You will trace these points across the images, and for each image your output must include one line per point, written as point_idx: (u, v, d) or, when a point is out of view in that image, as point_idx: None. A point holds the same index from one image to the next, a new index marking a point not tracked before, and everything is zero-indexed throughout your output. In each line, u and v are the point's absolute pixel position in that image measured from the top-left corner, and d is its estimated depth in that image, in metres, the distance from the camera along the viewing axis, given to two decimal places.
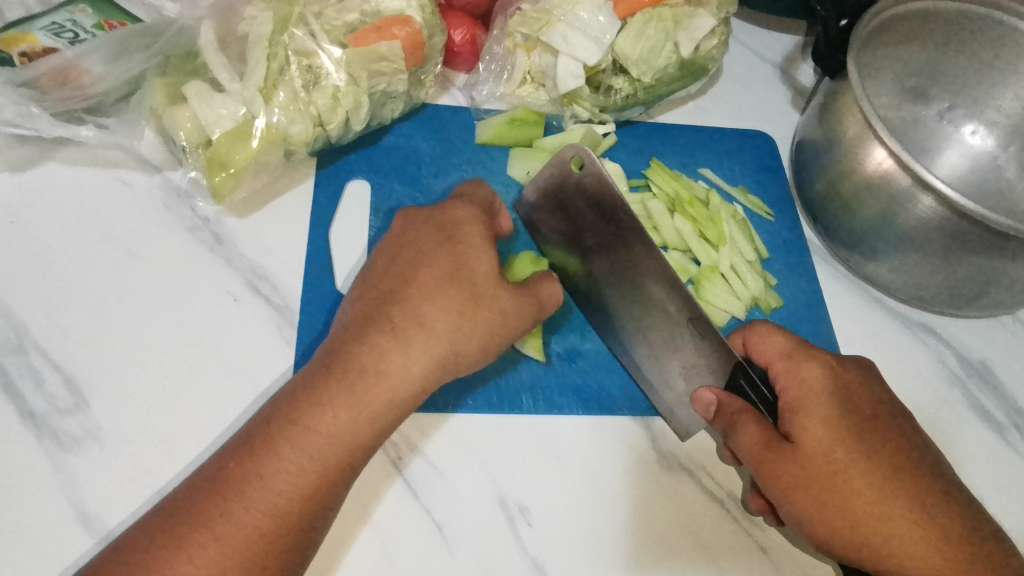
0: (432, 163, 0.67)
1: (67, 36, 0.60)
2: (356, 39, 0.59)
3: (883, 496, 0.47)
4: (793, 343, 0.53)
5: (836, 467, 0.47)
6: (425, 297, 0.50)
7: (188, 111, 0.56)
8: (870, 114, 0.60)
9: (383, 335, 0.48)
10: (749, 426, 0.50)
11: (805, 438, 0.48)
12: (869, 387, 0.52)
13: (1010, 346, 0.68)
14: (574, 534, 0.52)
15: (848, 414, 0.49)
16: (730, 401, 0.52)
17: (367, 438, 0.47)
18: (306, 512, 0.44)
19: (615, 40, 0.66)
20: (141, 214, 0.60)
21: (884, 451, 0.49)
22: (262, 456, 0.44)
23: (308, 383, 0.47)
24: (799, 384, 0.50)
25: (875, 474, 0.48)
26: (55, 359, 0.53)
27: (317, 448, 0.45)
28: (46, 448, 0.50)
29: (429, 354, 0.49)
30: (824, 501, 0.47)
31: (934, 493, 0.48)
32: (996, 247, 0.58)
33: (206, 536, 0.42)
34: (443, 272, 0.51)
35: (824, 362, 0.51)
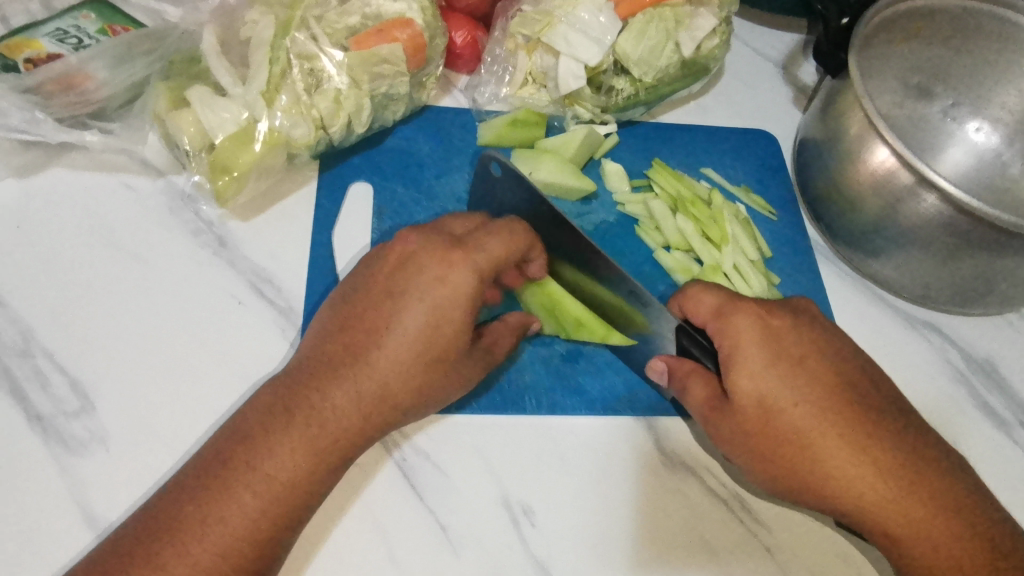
0: (434, 165, 0.68)
1: (72, 41, 0.60)
2: (356, 42, 0.60)
3: (821, 437, 0.48)
4: (722, 299, 0.52)
5: (772, 417, 0.48)
6: (376, 318, 0.48)
7: (191, 116, 0.56)
8: (872, 113, 0.60)
9: (330, 377, 0.47)
10: (698, 384, 0.52)
11: (738, 394, 0.49)
12: (801, 329, 0.51)
13: (1017, 343, 0.68)
14: (577, 534, 0.52)
15: (779, 360, 0.49)
16: (679, 364, 0.54)
17: (314, 473, 0.46)
18: (280, 511, 0.45)
19: (616, 40, 0.66)
20: (145, 218, 0.60)
21: (819, 394, 0.49)
22: (220, 484, 0.44)
23: (258, 422, 0.46)
24: (731, 339, 0.50)
25: (811, 417, 0.48)
26: (61, 362, 0.53)
27: (265, 472, 0.44)
28: (52, 451, 0.50)
29: (376, 391, 0.47)
30: (762, 451, 0.49)
31: (870, 427, 0.49)
32: (1000, 244, 0.58)
33: (165, 555, 0.42)
34: (389, 310, 0.49)
35: (752, 312, 0.51)
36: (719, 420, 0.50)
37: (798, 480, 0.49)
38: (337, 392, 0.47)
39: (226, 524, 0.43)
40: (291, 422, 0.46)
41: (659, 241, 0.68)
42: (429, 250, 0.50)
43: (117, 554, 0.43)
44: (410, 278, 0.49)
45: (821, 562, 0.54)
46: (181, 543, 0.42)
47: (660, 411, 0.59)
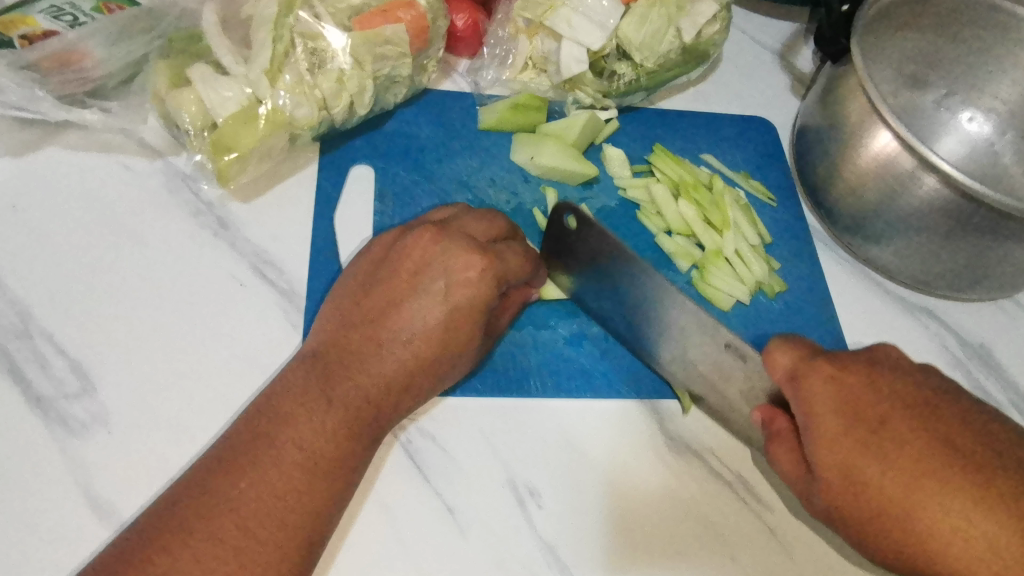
0: (435, 149, 0.67)
1: (68, 19, 0.58)
2: (361, 22, 0.59)
3: (924, 514, 0.41)
4: (795, 360, 0.47)
5: (862, 492, 0.43)
6: (399, 304, 0.50)
7: (193, 94, 0.56)
8: (876, 98, 0.60)
9: (348, 355, 0.49)
10: (784, 452, 0.48)
11: (818, 467, 0.44)
12: (879, 385, 0.45)
13: (1011, 329, 0.69)
14: (584, 517, 0.52)
15: (855, 424, 0.44)
16: (771, 419, 0.50)
17: (342, 452, 0.46)
18: (304, 501, 0.43)
19: (619, 24, 0.66)
20: (143, 199, 0.59)
21: (915, 460, 0.42)
22: (243, 467, 0.43)
23: (271, 407, 0.46)
24: (805, 407, 0.45)
25: (904, 491, 0.42)
26: (60, 342, 0.52)
27: (308, 446, 0.45)
28: (53, 432, 0.49)
29: (397, 358, 0.49)
30: (860, 530, 0.43)
31: (985, 497, 0.40)
32: (998, 228, 0.59)
33: (221, 527, 0.41)
34: (406, 280, 0.51)
35: (824, 373, 0.46)
36: (809, 493, 0.47)
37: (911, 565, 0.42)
38: (368, 374, 0.48)
39: (276, 495, 0.43)
40: (325, 401, 0.47)
41: (660, 226, 0.68)
42: (456, 246, 0.52)
43: (164, 528, 0.41)
44: (438, 266, 0.51)
45: (824, 543, 0.55)
46: (229, 514, 0.41)
47: (664, 395, 0.59)
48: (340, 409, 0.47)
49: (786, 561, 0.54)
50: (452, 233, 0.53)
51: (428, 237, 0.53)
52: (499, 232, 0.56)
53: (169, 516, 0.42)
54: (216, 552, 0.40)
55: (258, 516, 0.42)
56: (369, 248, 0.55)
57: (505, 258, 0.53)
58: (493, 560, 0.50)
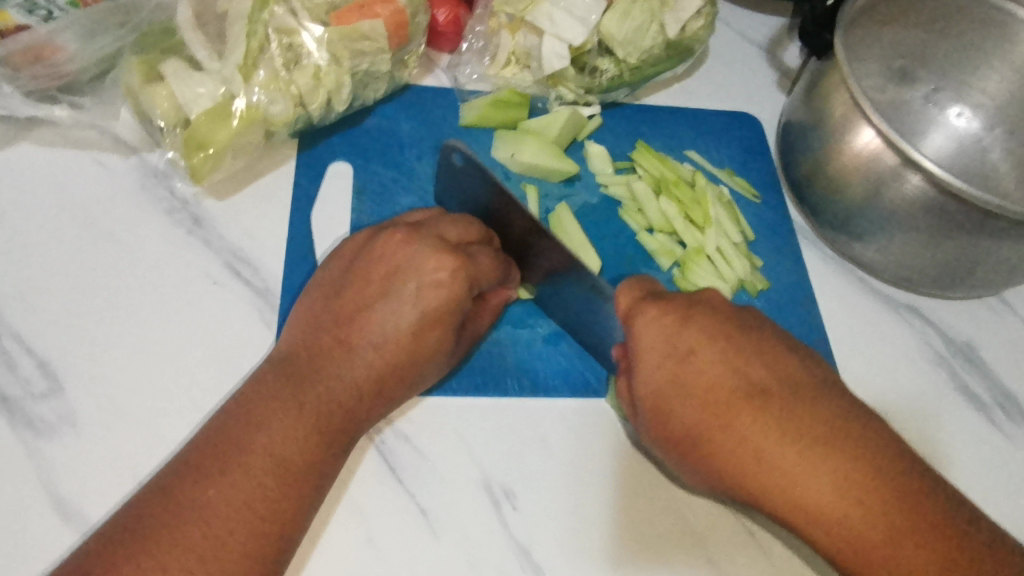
0: (415, 145, 0.66)
1: (41, 14, 0.56)
2: (338, 17, 0.58)
3: (720, 436, 0.45)
4: (632, 300, 0.50)
5: (672, 421, 0.47)
6: (370, 307, 0.50)
7: (166, 90, 0.55)
8: (858, 96, 0.59)
9: (319, 360, 0.48)
10: (627, 389, 0.52)
11: (641, 394, 0.48)
12: (704, 321, 0.49)
13: (996, 326, 0.68)
14: (560, 517, 0.52)
15: (668, 359, 0.47)
16: (624, 360, 0.53)
17: (313, 456, 0.45)
18: (274, 507, 0.43)
19: (601, 20, 0.65)
20: (116, 197, 0.59)
21: (711, 389, 0.46)
22: (210, 473, 0.43)
23: (239, 412, 0.46)
24: (634, 341, 0.49)
25: (706, 417, 0.46)
26: (29, 342, 0.52)
27: (278, 451, 0.44)
28: (20, 433, 0.49)
29: (369, 362, 0.48)
30: (681, 460, 0.48)
31: (774, 422, 0.45)
32: (981, 226, 0.58)
33: (187, 536, 0.40)
34: (378, 284, 0.51)
35: (653, 312, 0.49)
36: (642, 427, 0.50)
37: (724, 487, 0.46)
38: (341, 377, 0.47)
39: (245, 501, 0.42)
40: (296, 404, 0.46)
41: (642, 224, 0.67)
42: (428, 248, 0.51)
43: (129, 537, 0.40)
44: (409, 268, 0.51)
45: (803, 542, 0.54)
46: (193, 520, 0.41)
47: None
48: (311, 414, 0.46)
49: (764, 562, 0.53)
50: (427, 236, 0.52)
51: (402, 239, 0.52)
52: (475, 234, 0.55)
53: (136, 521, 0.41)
54: (184, 561, 0.40)
55: (224, 522, 0.41)
56: (341, 250, 0.55)
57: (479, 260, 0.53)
58: (466, 562, 0.50)
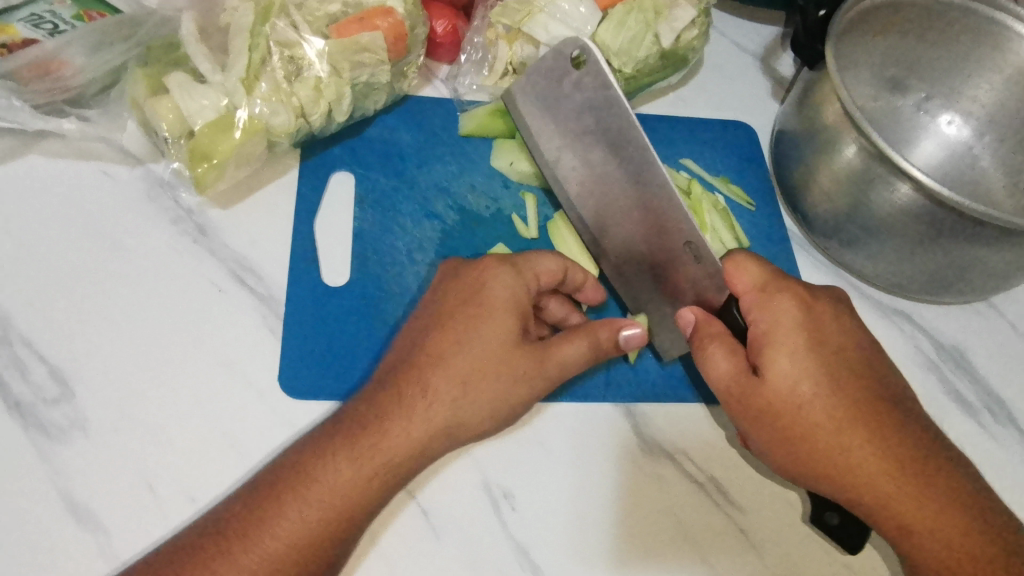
0: (415, 154, 0.67)
1: (48, 27, 0.59)
2: (338, 30, 0.60)
3: (847, 428, 0.48)
4: (767, 278, 0.53)
5: (802, 403, 0.48)
6: (435, 345, 0.50)
7: (170, 102, 0.56)
8: (851, 105, 0.60)
9: (390, 396, 0.49)
10: (723, 355, 0.51)
11: (770, 371, 0.49)
12: (841, 322, 0.52)
13: (985, 331, 0.70)
14: (557, 520, 0.53)
15: (817, 347, 0.50)
16: (710, 323, 0.53)
17: (363, 494, 0.47)
18: (311, 538, 0.45)
19: (596, 30, 0.67)
20: (124, 206, 0.60)
21: (853, 386, 0.49)
22: (265, 510, 0.45)
23: (304, 449, 0.48)
24: (770, 317, 0.51)
25: (839, 408, 0.48)
26: (39, 349, 0.53)
27: (327, 499, 0.46)
28: (32, 438, 0.50)
29: (438, 405, 0.49)
30: (786, 436, 0.49)
31: (891, 424, 0.48)
32: (970, 234, 0.59)
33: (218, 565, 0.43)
34: (441, 318, 0.52)
35: (794, 299, 0.52)
36: (743, 395, 0.50)
37: (824, 475, 0.49)
38: (394, 428, 0.48)
39: (280, 534, 0.44)
40: (353, 443, 0.47)
41: None
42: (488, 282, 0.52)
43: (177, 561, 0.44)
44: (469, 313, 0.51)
45: (795, 544, 0.55)
46: (231, 555, 0.43)
47: (639, 398, 0.59)
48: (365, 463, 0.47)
49: (755, 562, 0.54)
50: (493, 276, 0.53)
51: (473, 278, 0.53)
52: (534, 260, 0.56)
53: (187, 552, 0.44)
54: None
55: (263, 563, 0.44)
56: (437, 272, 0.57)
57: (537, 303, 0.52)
58: (466, 564, 0.51)
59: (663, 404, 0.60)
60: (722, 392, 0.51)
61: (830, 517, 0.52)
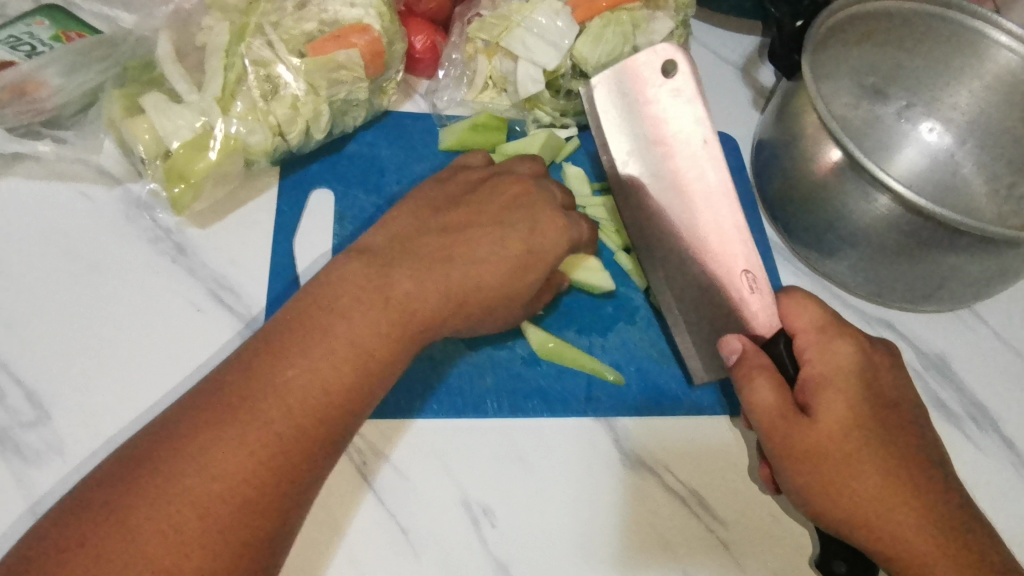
0: (395, 170, 0.68)
1: (25, 49, 0.58)
2: (314, 48, 0.60)
3: (892, 481, 0.46)
4: (829, 321, 0.52)
5: (849, 445, 0.47)
6: (458, 231, 0.53)
7: (147, 123, 0.56)
8: (824, 114, 0.61)
9: (395, 272, 0.49)
10: (767, 387, 0.49)
11: (819, 411, 0.48)
12: (892, 376, 0.52)
13: (968, 338, 0.70)
14: (535, 536, 0.53)
15: (866, 392, 0.49)
16: (755, 355, 0.51)
17: (357, 380, 0.44)
18: (306, 430, 0.42)
19: (574, 44, 0.66)
20: (102, 227, 0.60)
21: (900, 440, 0.48)
22: (247, 397, 0.42)
23: (286, 329, 0.45)
24: (827, 360, 0.50)
25: (884, 460, 0.46)
26: (15, 373, 0.53)
27: (322, 385, 0.43)
28: (8, 462, 0.50)
29: (443, 281, 0.50)
30: (828, 478, 0.46)
31: (935, 485, 0.47)
32: (948, 242, 0.59)
33: (205, 452, 0.39)
34: (472, 214, 0.55)
35: (853, 345, 0.51)
36: (789, 430, 0.47)
37: (862, 528, 0.46)
38: (393, 301, 0.47)
39: (271, 423, 0.41)
40: (345, 317, 0.46)
41: (619, 243, 0.67)
42: (518, 191, 0.57)
43: (145, 457, 0.39)
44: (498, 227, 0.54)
45: (777, 556, 0.55)
46: (229, 442, 0.40)
47: (620, 411, 0.59)
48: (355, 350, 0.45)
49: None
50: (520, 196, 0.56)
51: (502, 195, 0.56)
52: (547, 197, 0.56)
53: (168, 445, 0.40)
54: (202, 482, 0.39)
55: (258, 454, 0.40)
56: (462, 176, 0.59)
57: (565, 218, 0.55)
58: None
59: (643, 417, 0.59)
60: (764, 419, 0.49)
61: (838, 565, 0.51)
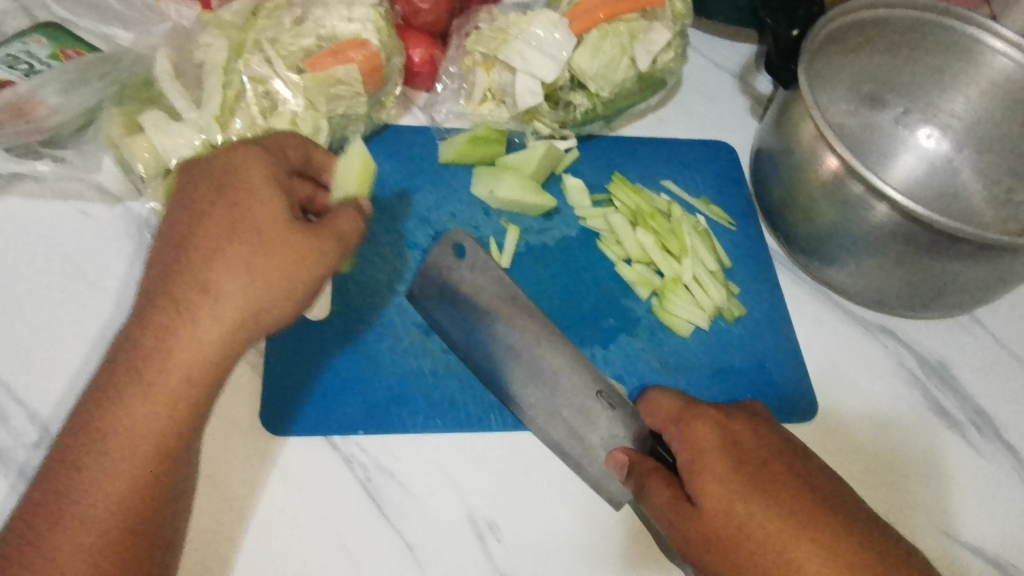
0: (395, 185, 0.68)
1: (23, 68, 0.59)
2: (312, 64, 0.60)
3: (792, 548, 0.44)
4: (681, 407, 0.52)
5: (744, 525, 0.45)
6: (211, 223, 0.46)
7: (145, 142, 0.56)
8: (821, 124, 0.61)
9: (181, 308, 0.44)
10: (660, 487, 0.48)
11: (705, 501, 0.46)
12: (757, 433, 0.50)
13: (969, 345, 0.70)
14: (542, 548, 0.53)
15: (739, 461, 0.47)
16: (640, 460, 0.51)
17: (168, 423, 0.43)
18: (140, 480, 0.42)
19: (571, 57, 0.67)
20: (104, 245, 0.60)
21: (794, 501, 0.46)
22: (80, 457, 0.42)
23: (117, 371, 0.44)
24: (689, 438, 0.49)
25: (779, 529, 0.45)
26: (18, 394, 0.53)
27: (127, 435, 0.42)
28: (13, 484, 0.50)
29: (227, 310, 0.44)
30: (732, 563, 0.45)
31: (841, 534, 0.45)
32: (947, 249, 0.59)
33: (62, 518, 0.41)
34: (213, 199, 0.47)
35: (711, 419, 0.50)
36: (682, 525, 0.46)
37: None
38: (179, 340, 0.44)
39: (102, 480, 0.42)
40: (175, 358, 0.43)
41: (620, 255, 0.68)
42: (258, 160, 0.49)
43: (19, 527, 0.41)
44: (266, 222, 0.46)
45: None
46: (71, 505, 0.41)
47: None
48: (217, 322, 0.44)
49: None
50: (258, 162, 0.48)
51: (204, 183, 0.48)
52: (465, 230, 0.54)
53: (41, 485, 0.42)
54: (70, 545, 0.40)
55: (107, 508, 0.41)
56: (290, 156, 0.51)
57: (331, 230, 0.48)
58: None
59: None
60: (665, 516, 0.47)
61: None
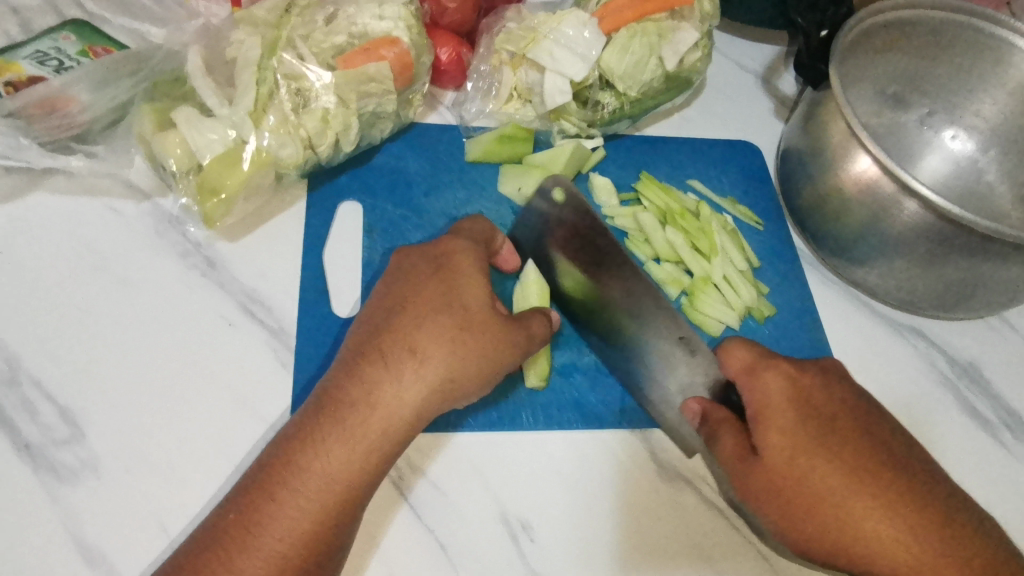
0: (423, 182, 0.67)
1: (53, 64, 0.60)
2: (345, 61, 0.60)
3: (857, 501, 0.46)
4: (755, 355, 0.52)
5: (802, 477, 0.47)
6: (416, 305, 0.50)
7: (178, 137, 0.56)
8: (854, 123, 0.61)
9: (373, 368, 0.47)
10: (729, 437, 0.50)
11: (768, 449, 0.48)
12: (829, 391, 0.51)
13: (999, 346, 0.69)
14: (577, 549, 0.52)
15: (806, 416, 0.49)
16: (712, 411, 0.53)
17: (361, 475, 0.45)
18: (325, 523, 0.44)
19: (601, 55, 0.66)
20: (132, 241, 0.59)
21: (860, 457, 0.48)
22: (264, 501, 0.44)
23: (304, 425, 0.46)
24: (756, 394, 0.50)
25: (842, 480, 0.47)
26: (48, 389, 0.52)
27: (322, 484, 0.44)
28: (43, 480, 0.49)
29: (422, 386, 0.47)
30: (790, 507, 0.47)
31: (905, 490, 0.47)
32: (981, 250, 0.59)
33: (244, 555, 0.42)
34: (430, 298, 0.50)
35: (781, 372, 0.51)
36: (746, 473, 0.48)
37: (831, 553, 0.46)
38: (382, 395, 0.46)
39: (281, 518, 0.43)
40: (364, 418, 0.46)
41: (648, 253, 0.68)
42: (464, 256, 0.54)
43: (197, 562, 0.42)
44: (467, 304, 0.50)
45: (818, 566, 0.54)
46: (251, 540, 0.43)
47: (656, 423, 0.59)
48: (421, 383, 0.47)
49: None
50: (471, 254, 0.54)
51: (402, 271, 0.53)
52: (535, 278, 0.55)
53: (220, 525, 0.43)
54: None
55: (287, 546, 0.43)
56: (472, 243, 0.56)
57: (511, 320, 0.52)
58: None
59: None
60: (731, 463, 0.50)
61: None
